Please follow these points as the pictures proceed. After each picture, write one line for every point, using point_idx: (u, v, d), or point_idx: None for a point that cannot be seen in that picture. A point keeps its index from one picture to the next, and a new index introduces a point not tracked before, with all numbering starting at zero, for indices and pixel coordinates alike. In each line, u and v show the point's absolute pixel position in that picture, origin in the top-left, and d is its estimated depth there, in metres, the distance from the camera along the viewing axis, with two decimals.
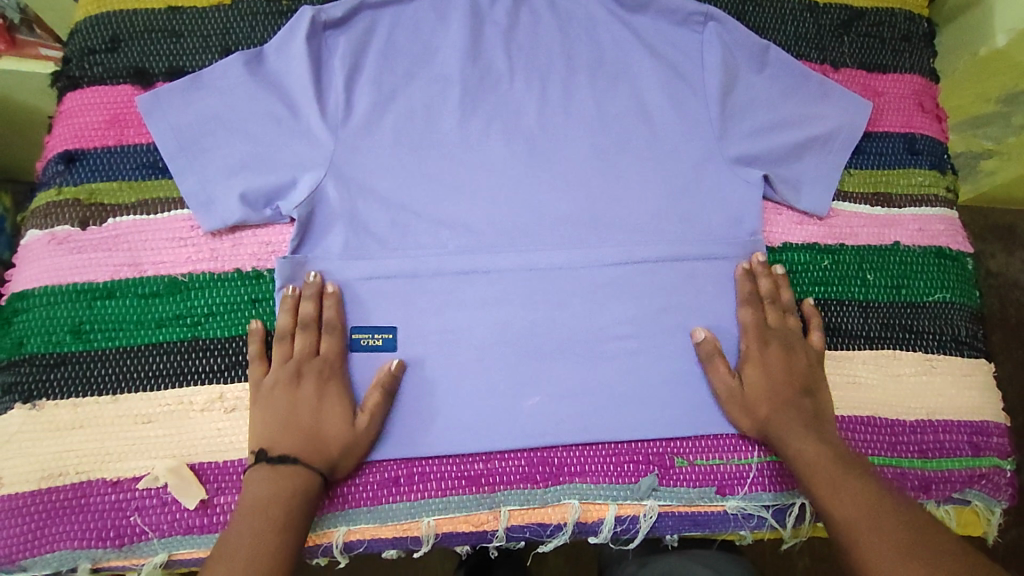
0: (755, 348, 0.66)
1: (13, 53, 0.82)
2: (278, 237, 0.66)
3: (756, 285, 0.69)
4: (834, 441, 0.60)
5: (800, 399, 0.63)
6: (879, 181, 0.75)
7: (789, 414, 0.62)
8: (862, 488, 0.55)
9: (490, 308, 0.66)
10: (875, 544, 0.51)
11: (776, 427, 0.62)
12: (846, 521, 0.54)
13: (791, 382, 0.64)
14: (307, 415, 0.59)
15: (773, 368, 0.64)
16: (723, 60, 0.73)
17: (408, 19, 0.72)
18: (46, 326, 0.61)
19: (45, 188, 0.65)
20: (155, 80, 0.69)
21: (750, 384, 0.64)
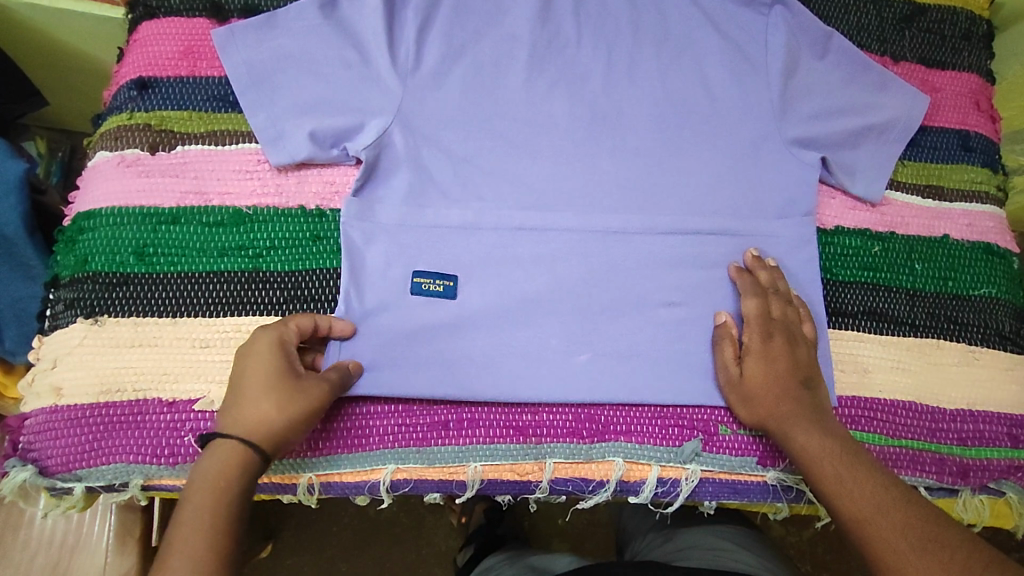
0: (758, 340, 0.63)
1: None
2: (343, 177, 0.67)
3: (757, 278, 0.67)
4: (836, 432, 0.59)
5: (800, 391, 0.61)
6: (932, 174, 0.76)
7: (791, 405, 0.60)
8: (872, 479, 0.55)
9: (545, 266, 0.67)
10: (892, 540, 0.51)
11: (777, 423, 0.60)
12: (862, 515, 0.53)
13: (794, 372, 0.62)
14: (258, 391, 0.52)
15: (778, 362, 0.62)
16: (789, 43, 0.74)
17: None
18: (111, 245, 0.62)
19: (116, 112, 0.66)
20: (230, 16, 0.69)
21: (752, 378, 0.62)
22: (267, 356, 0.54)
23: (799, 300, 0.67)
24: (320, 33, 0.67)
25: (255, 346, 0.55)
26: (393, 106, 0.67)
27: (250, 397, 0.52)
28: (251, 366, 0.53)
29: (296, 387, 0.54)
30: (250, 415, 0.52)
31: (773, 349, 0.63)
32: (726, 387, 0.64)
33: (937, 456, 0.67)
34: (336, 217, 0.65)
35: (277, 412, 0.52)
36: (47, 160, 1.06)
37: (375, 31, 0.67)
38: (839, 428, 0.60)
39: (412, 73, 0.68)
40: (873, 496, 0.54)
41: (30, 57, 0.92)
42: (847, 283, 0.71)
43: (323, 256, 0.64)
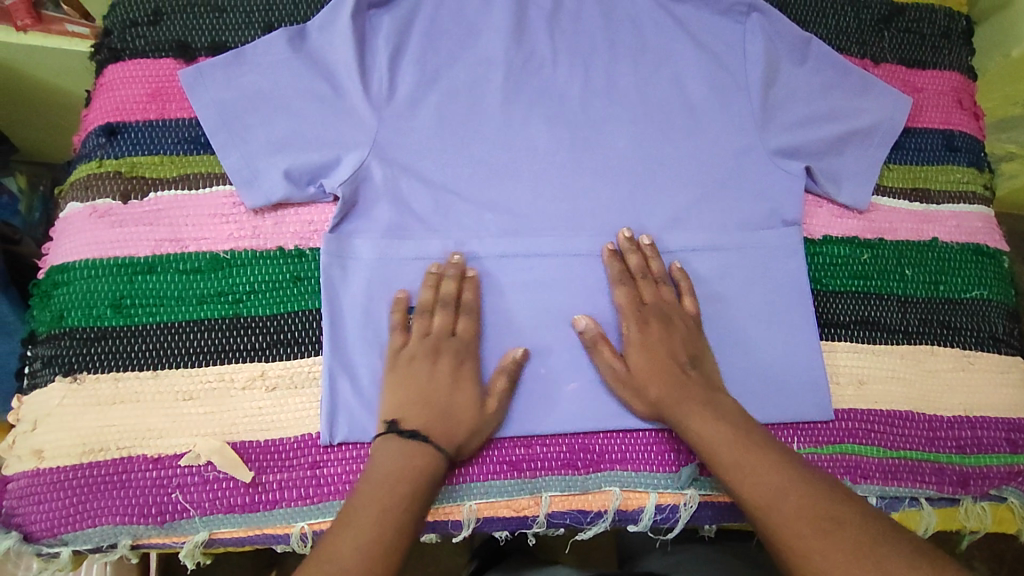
0: (635, 329, 0.63)
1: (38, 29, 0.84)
2: (320, 215, 0.65)
3: (626, 263, 0.66)
4: (727, 412, 0.58)
5: (683, 373, 0.61)
6: (918, 176, 0.75)
7: (685, 386, 0.60)
8: (775, 466, 0.53)
9: (531, 294, 0.65)
10: (799, 534, 0.49)
11: (671, 408, 0.59)
12: (760, 504, 0.52)
13: (676, 355, 0.62)
14: (462, 400, 0.59)
15: (659, 350, 0.62)
16: (766, 51, 0.73)
17: None
18: (87, 299, 0.60)
19: (86, 160, 0.65)
20: (197, 54, 0.68)
21: (638, 368, 0.61)
22: (470, 371, 0.60)
23: (676, 268, 0.67)
24: (292, 68, 0.66)
25: (465, 346, 0.61)
26: (369, 140, 0.65)
27: (452, 397, 0.58)
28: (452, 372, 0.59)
29: (480, 411, 0.59)
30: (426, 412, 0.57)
31: (651, 333, 0.62)
32: (614, 384, 0.62)
33: (936, 465, 0.66)
34: (316, 256, 0.64)
35: (479, 435, 0.59)
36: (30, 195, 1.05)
37: (347, 63, 0.66)
38: (732, 405, 0.59)
39: (387, 103, 0.67)
40: (772, 484, 0.52)
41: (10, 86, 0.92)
42: (839, 293, 0.70)
43: (305, 298, 0.63)
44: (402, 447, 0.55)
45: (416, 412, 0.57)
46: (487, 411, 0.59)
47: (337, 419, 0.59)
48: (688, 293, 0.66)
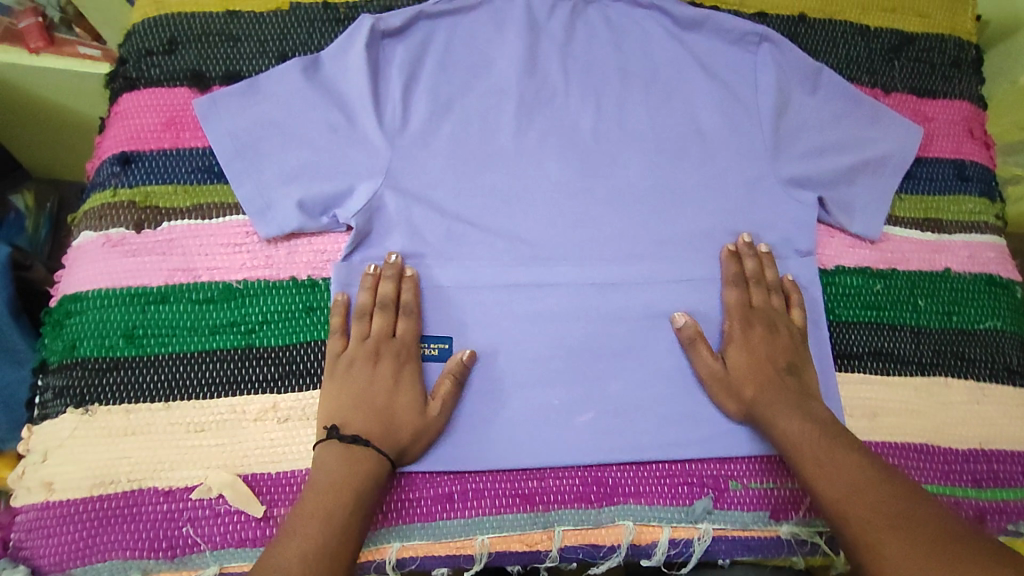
0: (739, 329, 0.65)
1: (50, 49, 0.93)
2: (333, 245, 0.65)
3: (743, 266, 0.68)
4: (818, 413, 0.59)
5: (781, 379, 0.63)
6: (929, 206, 0.75)
7: (783, 387, 0.62)
8: (858, 463, 0.54)
9: (544, 324, 0.65)
10: (874, 523, 0.49)
11: (762, 407, 0.61)
12: (836, 496, 0.52)
13: (775, 359, 0.64)
14: (405, 403, 0.59)
15: (759, 350, 0.64)
16: (777, 81, 0.74)
17: (465, 29, 0.72)
18: (100, 329, 0.60)
19: (100, 188, 0.65)
20: (212, 83, 0.69)
21: (735, 367, 0.64)
22: (406, 370, 0.60)
23: (789, 281, 0.68)
24: (306, 98, 0.66)
25: (405, 347, 0.61)
26: (383, 169, 0.66)
27: (388, 399, 0.59)
28: (387, 374, 0.60)
29: (423, 415, 0.59)
30: (374, 417, 0.58)
31: (750, 339, 0.65)
32: (708, 381, 0.64)
33: (953, 499, 0.65)
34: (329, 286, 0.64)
35: (421, 442, 0.59)
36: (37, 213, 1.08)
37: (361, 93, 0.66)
38: (823, 409, 0.60)
39: (401, 132, 0.67)
40: (850, 480, 0.53)
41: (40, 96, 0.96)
42: (851, 324, 0.70)
43: (318, 329, 0.62)
44: (347, 455, 0.55)
45: (352, 415, 0.57)
46: (428, 413, 0.59)
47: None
48: (726, 288, 0.68)
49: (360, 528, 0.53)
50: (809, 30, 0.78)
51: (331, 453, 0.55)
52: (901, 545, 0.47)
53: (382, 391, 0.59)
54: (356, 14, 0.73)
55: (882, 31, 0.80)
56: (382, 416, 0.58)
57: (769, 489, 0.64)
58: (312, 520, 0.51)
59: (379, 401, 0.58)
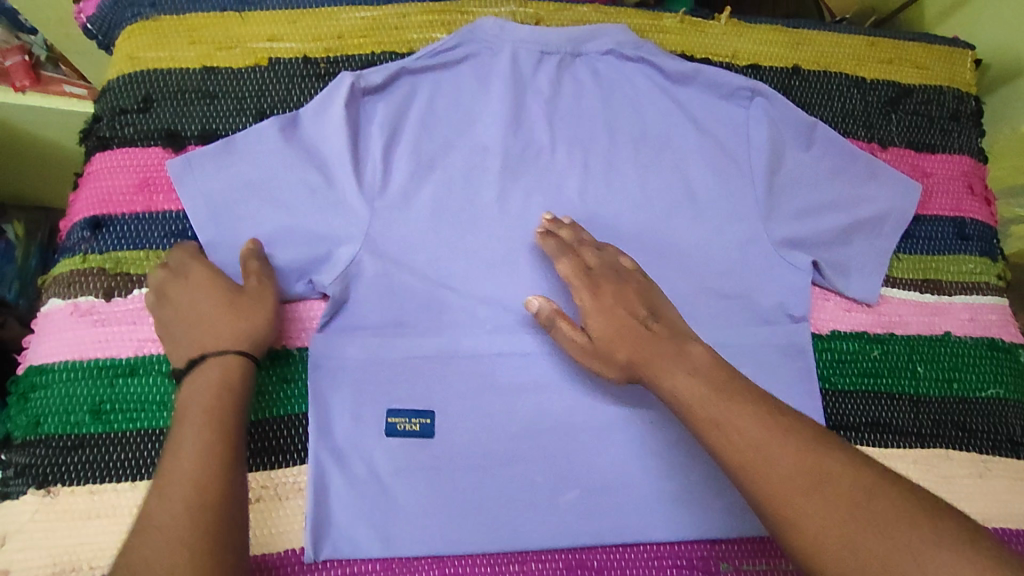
0: (589, 297, 0.59)
1: (37, 88, 0.94)
2: (310, 312, 0.64)
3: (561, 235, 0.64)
4: (699, 361, 0.52)
5: (648, 331, 0.55)
6: (928, 266, 0.73)
7: (666, 344, 0.54)
8: (777, 437, 0.47)
9: (526, 395, 0.63)
10: (814, 502, 0.44)
11: (641, 365, 0.54)
12: (773, 484, 0.45)
13: (634, 311, 0.57)
14: (234, 368, 0.54)
15: (617, 309, 0.57)
16: (770, 138, 0.71)
17: (448, 84, 0.70)
18: (65, 404, 0.58)
19: (70, 254, 0.63)
20: (187, 142, 0.67)
21: (598, 334, 0.57)
22: (234, 333, 0.56)
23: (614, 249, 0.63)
24: (284, 158, 0.64)
25: (206, 319, 0.57)
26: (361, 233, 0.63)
27: (223, 367, 0.54)
28: (217, 343, 0.55)
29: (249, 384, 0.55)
30: (212, 387, 0.53)
31: (603, 297, 0.58)
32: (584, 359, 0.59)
33: None
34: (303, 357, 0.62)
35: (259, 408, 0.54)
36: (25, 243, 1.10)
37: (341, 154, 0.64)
38: (698, 351, 0.53)
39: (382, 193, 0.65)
40: (782, 464, 0.45)
41: (34, 133, 0.99)
42: (846, 392, 0.67)
43: (291, 402, 0.61)
44: (201, 420, 0.51)
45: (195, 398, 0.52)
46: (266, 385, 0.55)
47: (321, 534, 0.57)
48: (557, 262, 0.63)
49: (230, 509, 0.48)
50: (804, 82, 0.76)
51: (183, 435, 0.50)
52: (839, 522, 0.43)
53: (211, 361, 0.54)
54: (337, 70, 0.71)
55: (878, 83, 0.78)
56: (220, 383, 0.53)
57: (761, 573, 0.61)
58: (173, 512, 0.46)
59: (211, 375, 0.54)
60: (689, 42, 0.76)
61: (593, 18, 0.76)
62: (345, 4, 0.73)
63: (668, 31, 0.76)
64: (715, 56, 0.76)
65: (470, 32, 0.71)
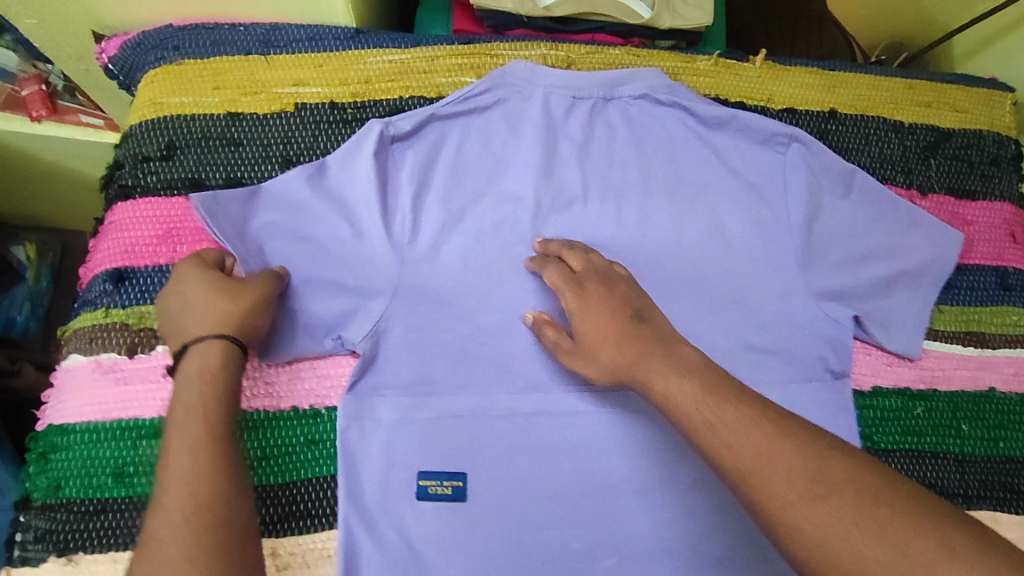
0: (573, 293, 0.57)
1: (54, 119, 0.93)
2: (337, 370, 0.61)
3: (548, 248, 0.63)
4: (689, 359, 0.48)
5: (637, 328, 0.52)
6: (971, 318, 0.70)
7: (641, 344, 0.51)
8: (762, 439, 0.41)
9: (559, 455, 0.61)
10: (807, 509, 0.38)
11: (630, 366, 0.51)
12: (771, 488, 0.39)
13: (620, 310, 0.54)
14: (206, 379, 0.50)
15: (601, 305, 0.55)
16: (808, 185, 0.70)
17: (478, 129, 0.69)
18: (87, 467, 0.56)
19: (91, 307, 0.62)
20: (211, 191, 0.66)
21: (585, 334, 0.55)
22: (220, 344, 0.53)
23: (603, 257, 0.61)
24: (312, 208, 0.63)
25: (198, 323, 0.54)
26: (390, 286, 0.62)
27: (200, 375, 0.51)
28: (197, 354, 0.52)
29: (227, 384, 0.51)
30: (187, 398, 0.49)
31: (590, 297, 0.56)
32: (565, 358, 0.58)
33: None
34: (332, 417, 0.60)
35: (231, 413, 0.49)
36: (37, 265, 1.10)
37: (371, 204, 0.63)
38: (678, 352, 0.49)
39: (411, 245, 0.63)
40: (768, 469, 0.40)
41: (48, 159, 0.98)
42: (890, 452, 0.65)
43: (320, 465, 0.59)
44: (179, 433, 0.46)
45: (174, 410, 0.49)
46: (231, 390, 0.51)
47: None
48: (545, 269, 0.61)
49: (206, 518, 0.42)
50: (841, 126, 0.74)
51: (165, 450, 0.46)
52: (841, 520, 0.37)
53: (184, 369, 0.51)
54: (364, 115, 0.70)
55: (917, 127, 0.76)
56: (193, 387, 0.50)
57: None
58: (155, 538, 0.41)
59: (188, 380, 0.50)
60: (723, 85, 0.75)
61: (625, 60, 0.74)
62: (373, 47, 0.72)
63: (702, 74, 0.75)
64: (749, 99, 0.74)
65: (500, 76, 0.70)
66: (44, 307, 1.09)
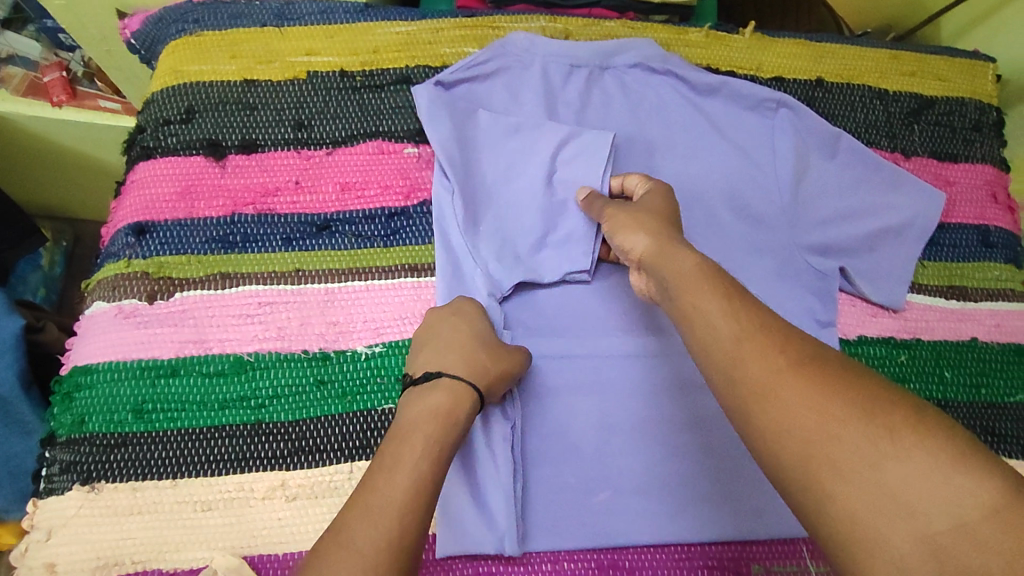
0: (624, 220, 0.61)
1: (73, 103, 0.97)
2: (347, 316, 0.64)
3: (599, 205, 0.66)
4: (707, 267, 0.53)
5: (678, 241, 0.57)
6: (953, 274, 0.73)
7: (669, 245, 0.56)
8: (758, 346, 0.45)
9: (559, 398, 0.64)
10: (790, 398, 0.42)
11: (653, 263, 0.56)
12: (762, 385, 0.44)
13: (660, 228, 0.59)
14: (439, 393, 0.56)
15: (645, 225, 0.59)
16: (795, 147, 0.73)
17: (505, 87, 0.74)
18: (109, 404, 0.60)
19: (114, 259, 0.65)
20: (227, 152, 0.69)
21: (626, 241, 0.60)
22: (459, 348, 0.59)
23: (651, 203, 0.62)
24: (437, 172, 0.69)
25: (453, 336, 0.60)
26: (518, 244, 0.69)
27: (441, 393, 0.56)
28: (440, 364, 0.58)
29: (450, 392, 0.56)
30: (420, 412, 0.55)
31: (635, 219, 0.61)
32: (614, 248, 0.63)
33: None
34: (340, 359, 0.62)
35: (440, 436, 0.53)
36: (52, 248, 1.15)
37: (518, 167, 0.71)
38: (693, 252, 0.54)
39: (550, 204, 0.70)
40: (762, 370, 0.44)
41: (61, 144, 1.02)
42: None
43: (328, 403, 0.61)
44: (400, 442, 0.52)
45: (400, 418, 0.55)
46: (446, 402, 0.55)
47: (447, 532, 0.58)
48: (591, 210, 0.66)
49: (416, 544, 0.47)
50: (827, 94, 0.78)
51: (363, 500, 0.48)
52: (819, 412, 0.41)
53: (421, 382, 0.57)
54: (372, 81, 0.74)
55: (900, 95, 0.79)
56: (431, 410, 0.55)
57: (804, 556, 0.61)
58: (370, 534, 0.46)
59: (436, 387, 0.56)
60: (714, 56, 0.78)
61: (620, 32, 0.78)
62: (381, 20, 0.76)
63: (694, 45, 0.78)
64: (738, 69, 0.78)
65: (501, 46, 0.74)
66: (56, 290, 1.13)
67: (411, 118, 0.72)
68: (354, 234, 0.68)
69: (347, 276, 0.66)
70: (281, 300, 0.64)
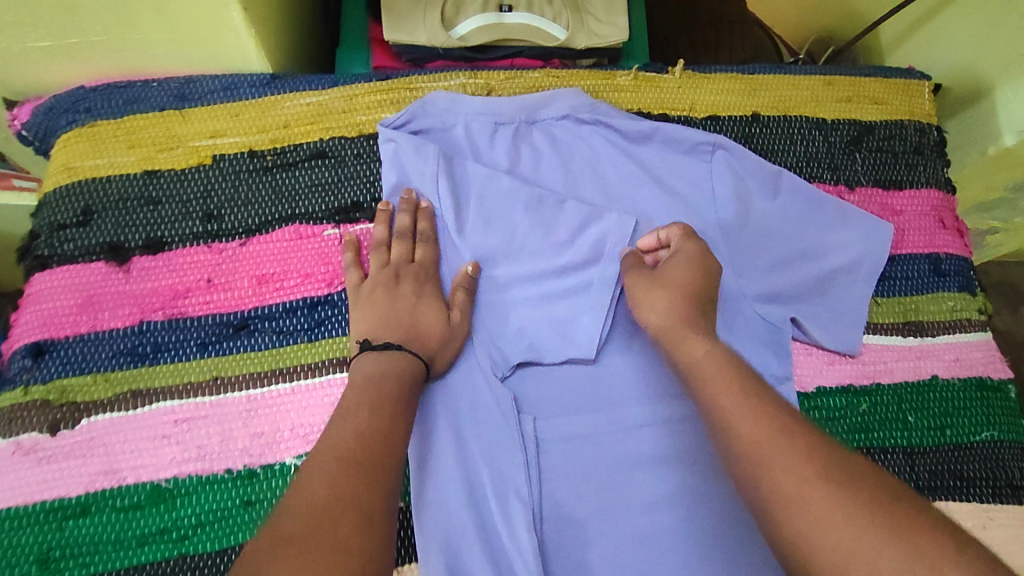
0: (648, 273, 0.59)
1: None
2: (273, 425, 0.60)
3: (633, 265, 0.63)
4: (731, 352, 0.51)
5: (702, 311, 0.55)
6: (908, 308, 0.71)
7: (691, 322, 0.54)
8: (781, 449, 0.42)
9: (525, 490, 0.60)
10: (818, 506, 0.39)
11: (675, 335, 0.54)
12: (791, 494, 0.40)
13: (689, 294, 0.56)
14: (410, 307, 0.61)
15: (670, 283, 0.57)
16: (735, 190, 0.70)
17: (479, 145, 0.70)
18: (10, 557, 0.54)
19: (11, 386, 0.60)
20: (131, 254, 0.64)
21: (647, 298, 0.58)
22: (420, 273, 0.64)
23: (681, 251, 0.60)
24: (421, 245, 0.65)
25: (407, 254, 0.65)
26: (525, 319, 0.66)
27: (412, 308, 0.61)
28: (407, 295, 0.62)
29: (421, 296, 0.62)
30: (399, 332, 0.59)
31: (662, 275, 0.58)
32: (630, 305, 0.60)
33: None
34: (268, 476, 0.58)
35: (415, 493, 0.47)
36: None
37: (532, 246, 0.68)
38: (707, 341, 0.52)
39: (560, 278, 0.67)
40: (789, 481, 0.41)
41: None
42: None
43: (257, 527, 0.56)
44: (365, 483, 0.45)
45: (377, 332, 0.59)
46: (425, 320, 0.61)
47: None
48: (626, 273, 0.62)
49: None
50: (765, 129, 0.75)
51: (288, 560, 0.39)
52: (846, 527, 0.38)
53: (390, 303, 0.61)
54: (283, 159, 0.69)
55: (839, 122, 0.77)
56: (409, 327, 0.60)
57: None
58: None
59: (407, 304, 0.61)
60: (645, 99, 0.75)
61: (544, 83, 0.74)
62: (290, 91, 0.71)
63: (623, 90, 0.75)
64: (673, 110, 0.75)
65: (421, 106, 0.70)
66: None
67: (329, 196, 0.68)
68: (275, 330, 0.63)
69: (270, 379, 0.61)
70: (200, 414, 0.59)
